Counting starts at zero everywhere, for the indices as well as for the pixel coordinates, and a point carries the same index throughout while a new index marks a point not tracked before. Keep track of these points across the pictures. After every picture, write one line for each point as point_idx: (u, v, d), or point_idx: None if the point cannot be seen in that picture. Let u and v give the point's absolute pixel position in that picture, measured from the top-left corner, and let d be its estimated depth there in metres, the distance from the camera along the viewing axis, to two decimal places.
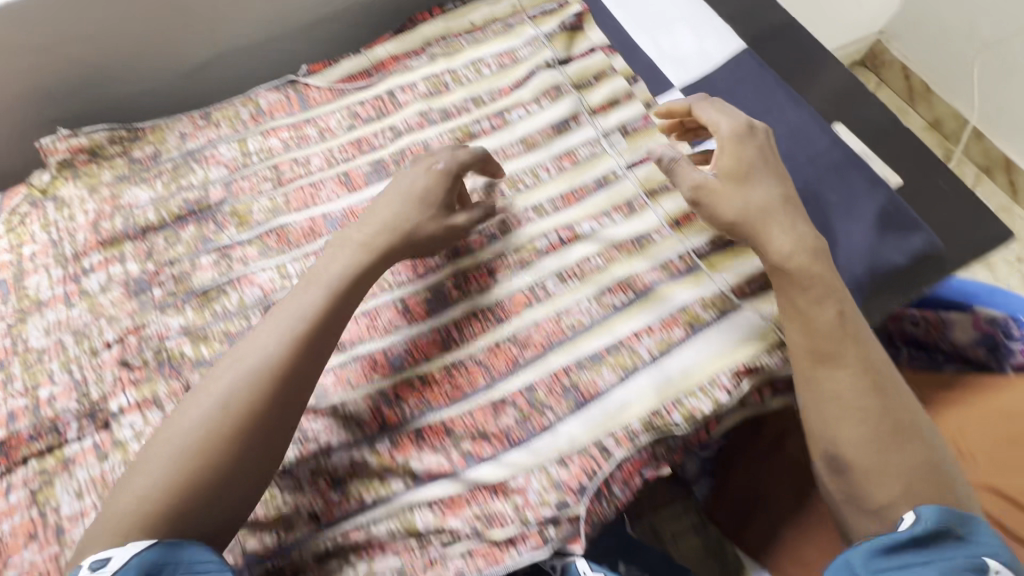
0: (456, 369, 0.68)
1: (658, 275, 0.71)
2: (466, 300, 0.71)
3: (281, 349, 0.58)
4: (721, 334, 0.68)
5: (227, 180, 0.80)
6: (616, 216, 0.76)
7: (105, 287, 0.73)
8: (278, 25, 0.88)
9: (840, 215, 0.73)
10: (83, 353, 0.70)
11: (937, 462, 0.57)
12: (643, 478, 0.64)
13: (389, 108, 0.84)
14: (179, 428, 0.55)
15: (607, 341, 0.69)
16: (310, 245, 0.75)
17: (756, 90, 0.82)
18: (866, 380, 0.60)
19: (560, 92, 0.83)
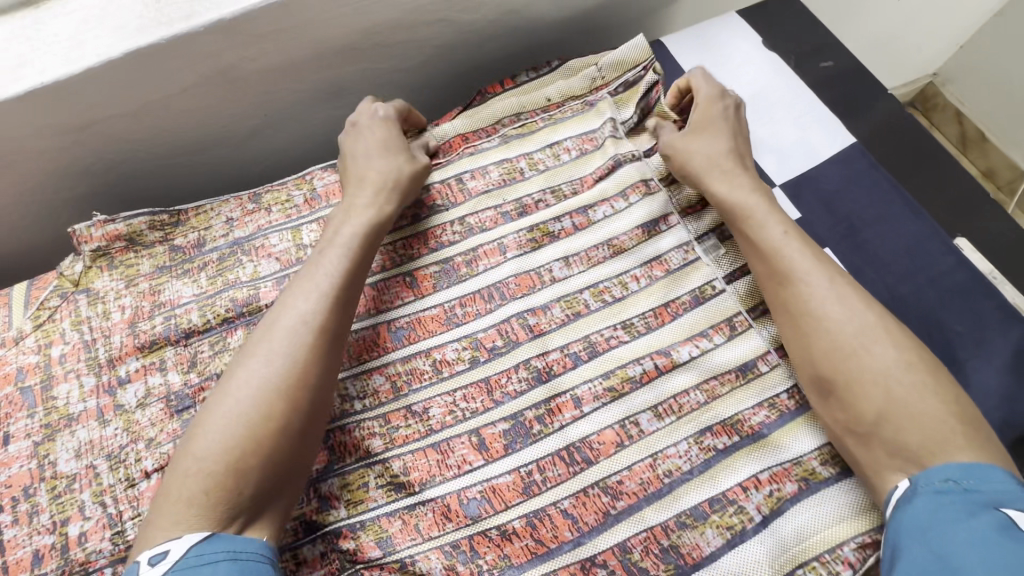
0: (547, 519, 0.60)
1: (766, 416, 0.64)
2: (555, 433, 0.63)
3: (297, 347, 0.58)
4: (848, 496, 0.60)
5: (278, 276, 0.70)
6: (717, 337, 0.67)
7: (142, 402, 0.65)
8: (333, 93, 0.80)
9: (969, 350, 0.69)
10: (118, 482, 0.62)
11: (908, 361, 0.57)
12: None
13: (457, 197, 0.76)
14: (226, 399, 0.55)
15: (710, 493, 0.60)
16: (373, 361, 0.67)
17: (869, 197, 0.79)
18: (859, 331, 0.59)
19: (649, 187, 0.75)
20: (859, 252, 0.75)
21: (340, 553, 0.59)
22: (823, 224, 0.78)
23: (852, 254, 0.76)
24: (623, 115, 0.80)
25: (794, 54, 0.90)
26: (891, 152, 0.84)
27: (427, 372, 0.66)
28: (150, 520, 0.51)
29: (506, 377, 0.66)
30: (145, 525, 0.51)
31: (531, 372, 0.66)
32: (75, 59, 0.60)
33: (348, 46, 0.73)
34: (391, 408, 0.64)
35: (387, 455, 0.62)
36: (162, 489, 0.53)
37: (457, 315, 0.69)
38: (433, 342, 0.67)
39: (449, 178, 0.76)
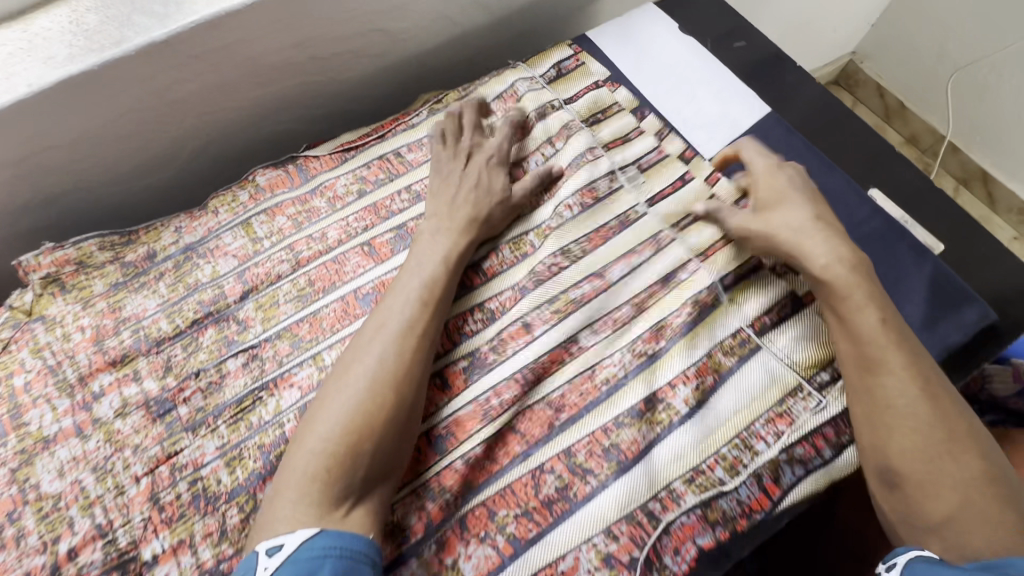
0: (500, 439, 0.65)
1: (688, 316, 0.72)
2: (508, 359, 0.68)
3: (396, 367, 0.61)
4: (746, 382, 0.68)
5: (239, 271, 0.74)
6: (647, 253, 0.76)
7: (121, 412, 0.66)
8: (277, 110, 0.85)
9: (891, 289, 0.71)
10: (107, 492, 0.63)
11: (985, 473, 0.55)
12: (697, 546, 0.60)
13: (398, 168, 0.81)
14: (333, 400, 0.59)
15: (644, 392, 0.67)
16: (345, 328, 0.71)
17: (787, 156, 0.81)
18: (940, 424, 0.57)
19: (570, 132, 0.83)
20: None
21: None
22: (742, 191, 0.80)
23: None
24: (538, 72, 0.90)
25: (710, 37, 0.95)
26: (800, 118, 0.87)
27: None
28: (277, 490, 0.56)
29: (463, 320, 0.72)
30: (264, 516, 0.55)
31: (487, 312, 0.73)
32: (3, 92, 0.62)
33: (285, 61, 0.78)
34: None
35: None
36: (279, 474, 0.57)
37: None
38: None
39: (388, 153, 0.83)
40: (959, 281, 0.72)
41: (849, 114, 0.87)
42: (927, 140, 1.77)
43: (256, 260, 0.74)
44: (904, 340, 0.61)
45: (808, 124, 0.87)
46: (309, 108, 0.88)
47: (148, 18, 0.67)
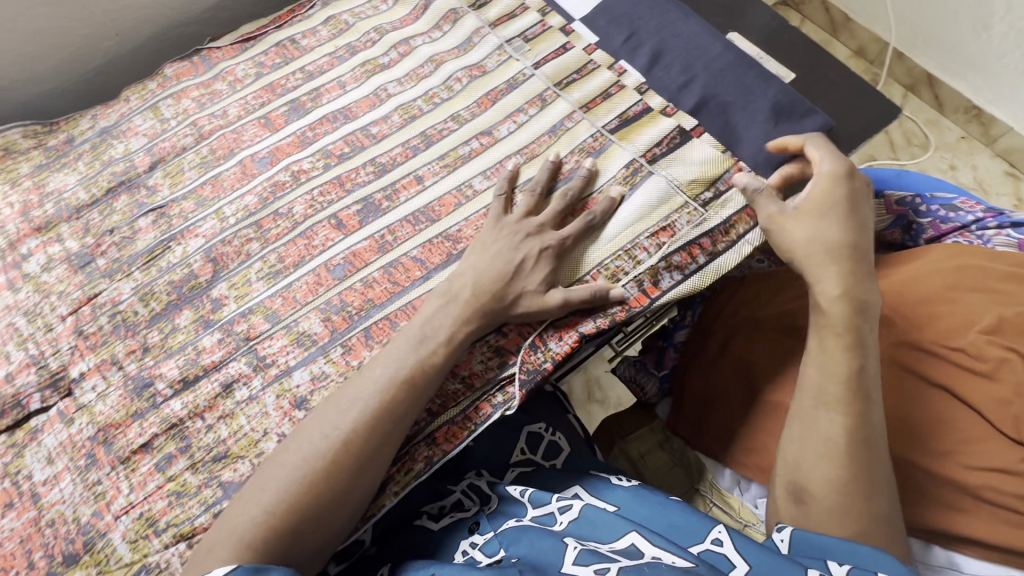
0: (399, 266, 0.73)
1: (575, 162, 0.77)
2: (401, 206, 0.76)
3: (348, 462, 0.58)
4: (625, 214, 0.72)
5: (148, 147, 0.81)
6: (531, 111, 0.81)
7: (46, 267, 0.74)
8: (179, 12, 0.91)
9: (740, 112, 0.79)
10: (37, 330, 0.71)
11: (882, 523, 0.59)
12: (578, 332, 0.67)
13: (293, 53, 0.88)
14: (278, 476, 0.57)
15: None
16: (243, 187, 0.78)
17: (650, 10, 0.88)
18: (864, 471, 0.60)
19: (457, 16, 0.89)
20: (650, 60, 0.85)
21: (236, 336, 0.69)
22: (610, 45, 0.87)
23: (643, 60, 0.85)
24: None
25: None
26: None
27: (288, 182, 0.78)
28: (209, 547, 0.55)
29: (356, 173, 0.78)
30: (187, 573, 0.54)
31: (378, 167, 0.79)
32: None
33: None
34: (261, 215, 0.76)
35: (264, 252, 0.74)
36: (220, 520, 0.57)
37: (309, 136, 0.81)
38: (290, 161, 0.80)
39: (284, 41, 0.89)
40: (803, 100, 0.79)
41: None
42: (874, 50, 1.66)
43: (163, 136, 0.81)
44: (865, 392, 0.62)
45: None
46: (212, 11, 0.94)
47: None
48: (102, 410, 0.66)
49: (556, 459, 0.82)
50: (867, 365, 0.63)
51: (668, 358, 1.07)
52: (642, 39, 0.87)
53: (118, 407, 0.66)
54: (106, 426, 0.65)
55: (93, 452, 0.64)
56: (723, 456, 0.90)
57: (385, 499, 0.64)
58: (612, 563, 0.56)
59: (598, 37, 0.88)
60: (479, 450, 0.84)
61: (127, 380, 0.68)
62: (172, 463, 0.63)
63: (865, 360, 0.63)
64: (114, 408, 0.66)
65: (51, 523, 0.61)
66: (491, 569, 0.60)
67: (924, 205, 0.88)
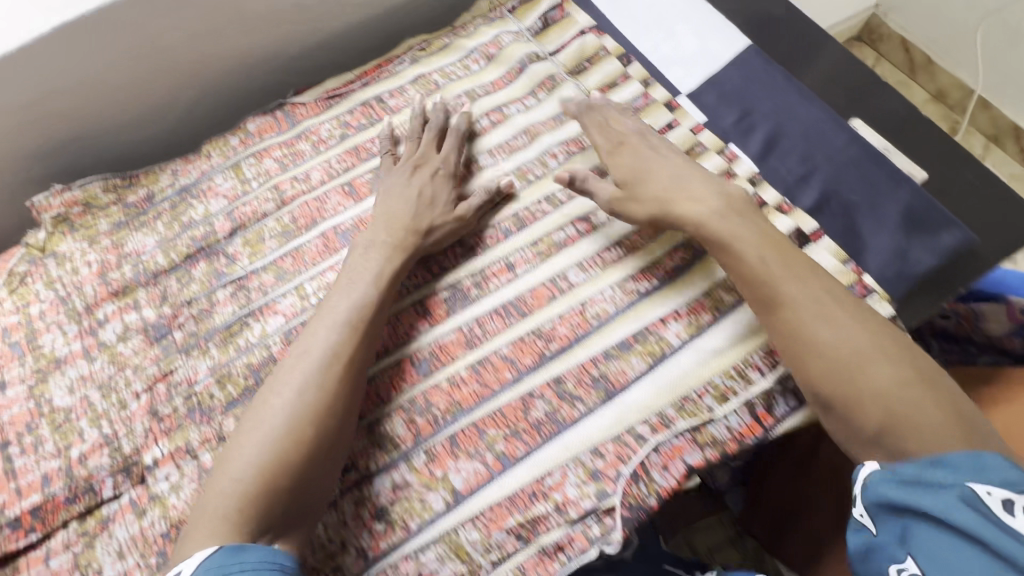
0: (489, 365, 0.68)
1: (679, 259, 0.72)
2: (492, 295, 0.71)
3: (309, 408, 0.60)
4: (738, 327, 0.68)
5: (228, 210, 0.78)
6: None
7: (122, 337, 0.72)
8: (262, 60, 0.87)
9: (866, 216, 0.73)
10: (111, 406, 0.69)
11: (904, 379, 0.55)
12: (686, 464, 0.62)
13: (379, 114, 0.84)
14: (244, 443, 0.59)
15: (635, 327, 0.69)
16: (325, 262, 0.74)
17: (766, 90, 0.81)
18: (893, 401, 0.54)
19: (555, 83, 0.83)
20: (764, 145, 0.78)
21: None
22: (720, 125, 0.81)
23: (756, 145, 0.79)
24: (525, 25, 0.88)
25: None
26: (778, 49, 0.86)
27: None
28: (190, 530, 0.55)
29: (445, 256, 0.75)
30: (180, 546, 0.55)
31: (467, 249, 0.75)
32: (9, 38, 0.68)
33: (272, 10, 0.81)
34: None
35: None
36: (198, 505, 0.57)
37: None
38: None
39: (371, 100, 0.85)
40: (937, 207, 0.72)
41: (830, 41, 0.85)
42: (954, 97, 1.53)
43: (244, 200, 0.78)
44: (850, 351, 0.57)
45: (786, 56, 0.85)
46: (295, 59, 0.90)
47: None
48: (175, 503, 0.63)
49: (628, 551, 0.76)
50: (823, 326, 0.58)
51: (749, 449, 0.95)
52: (755, 121, 0.80)
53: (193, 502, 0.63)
54: (180, 523, 0.62)
55: (165, 550, 0.61)
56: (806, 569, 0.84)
57: None
58: None
59: (706, 115, 0.82)
60: None
61: (201, 472, 0.64)
62: None
63: (823, 296, 0.60)
64: (189, 503, 0.63)
65: None
66: None
67: None
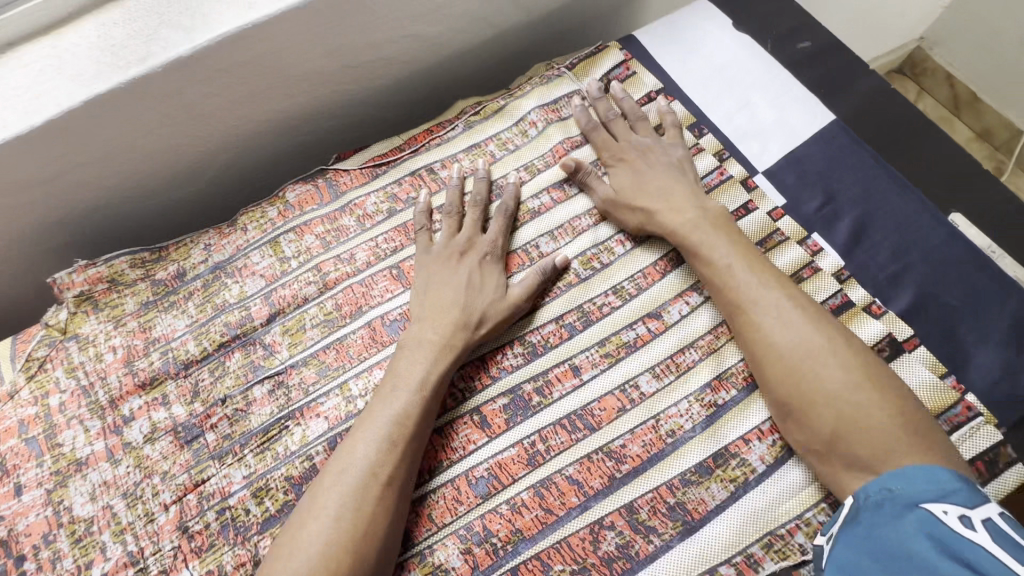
0: (553, 487, 0.61)
1: None
2: (555, 404, 0.65)
3: (356, 521, 0.55)
4: None
5: (265, 292, 0.72)
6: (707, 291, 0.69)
7: (150, 437, 0.66)
8: (302, 120, 0.81)
9: (968, 326, 0.65)
10: (137, 519, 0.62)
11: (891, 412, 0.56)
12: None
13: (430, 186, 0.77)
14: (286, 560, 0.54)
15: (713, 448, 0.62)
16: (372, 357, 0.68)
17: (854, 173, 0.73)
18: (871, 426, 0.56)
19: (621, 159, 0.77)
20: (851, 234, 0.71)
21: None
22: (801, 208, 0.73)
23: (843, 235, 0.71)
24: (586, 84, 0.82)
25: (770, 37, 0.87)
26: (866, 128, 0.79)
27: None
28: None
29: (501, 353, 0.68)
30: None
31: (527, 347, 0.68)
32: (34, 112, 0.62)
33: (315, 71, 0.75)
34: None
35: None
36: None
37: None
38: None
39: (420, 169, 0.78)
40: None
41: (925, 123, 0.79)
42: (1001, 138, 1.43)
43: (284, 282, 0.72)
44: (840, 382, 0.58)
45: (875, 133, 0.79)
46: (336, 119, 0.84)
47: (175, 31, 0.65)
48: None
49: None
50: (822, 355, 0.60)
51: None
52: (841, 207, 0.72)
53: None
54: None
55: None
56: None
57: None
58: None
59: (785, 195, 0.74)
60: None
61: None
62: None
63: (825, 330, 0.61)
64: None
65: None
66: None
67: None
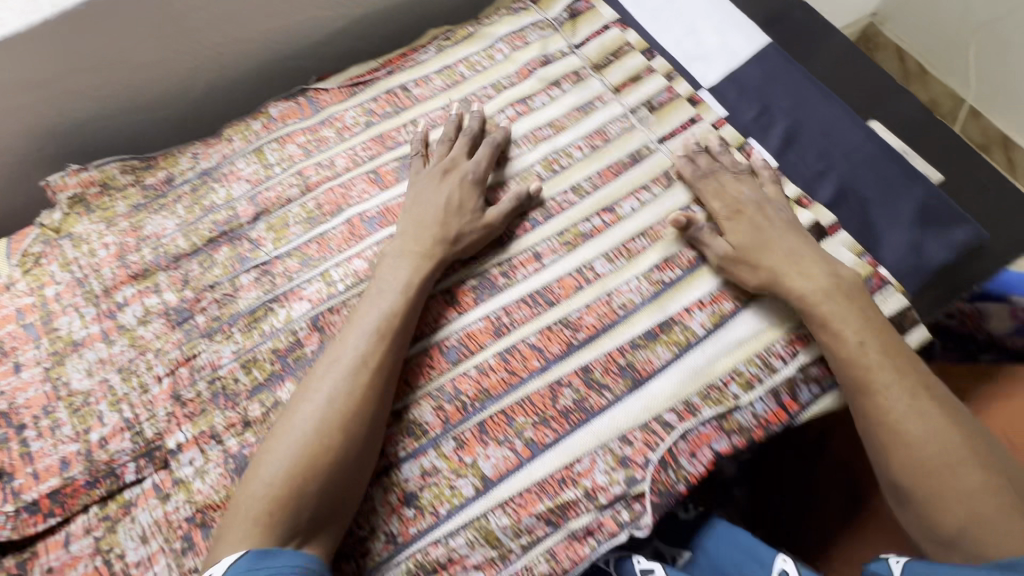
0: (517, 354, 0.68)
1: (702, 249, 0.73)
2: (518, 285, 0.72)
3: (347, 406, 0.59)
4: (762, 313, 0.69)
5: (250, 194, 0.77)
6: (656, 189, 0.77)
7: (143, 320, 0.71)
8: (284, 44, 0.87)
9: (881, 211, 0.74)
10: (132, 390, 0.67)
11: (1000, 487, 0.54)
12: (714, 450, 0.63)
13: (404, 103, 0.84)
14: (278, 439, 0.58)
15: (659, 318, 0.70)
16: (352, 248, 0.74)
17: (786, 86, 0.82)
18: (979, 491, 0.54)
19: (580, 78, 0.84)
20: (781, 138, 0.79)
21: None
22: (739, 119, 0.81)
23: (775, 140, 0.79)
24: (550, 15, 0.89)
25: None
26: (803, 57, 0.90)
27: None
28: (220, 534, 0.55)
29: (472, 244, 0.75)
30: (213, 546, 0.54)
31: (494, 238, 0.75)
32: (31, 12, 0.66)
33: None
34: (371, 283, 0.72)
35: None
36: (231, 507, 0.56)
37: None
38: None
39: (395, 88, 0.85)
40: (952, 205, 0.73)
41: (847, 51, 0.89)
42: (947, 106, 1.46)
43: (268, 185, 0.77)
44: (948, 434, 0.57)
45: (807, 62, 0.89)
46: (317, 45, 0.89)
47: None
48: (200, 488, 0.63)
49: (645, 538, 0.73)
50: (932, 418, 0.58)
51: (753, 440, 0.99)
52: (775, 116, 0.80)
53: (218, 487, 0.63)
54: (204, 507, 0.62)
55: (190, 535, 0.61)
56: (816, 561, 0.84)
57: None
58: None
59: (726, 109, 0.82)
60: None
61: (227, 457, 0.64)
62: None
63: (921, 381, 0.60)
64: (214, 488, 0.63)
65: None
66: None
67: None
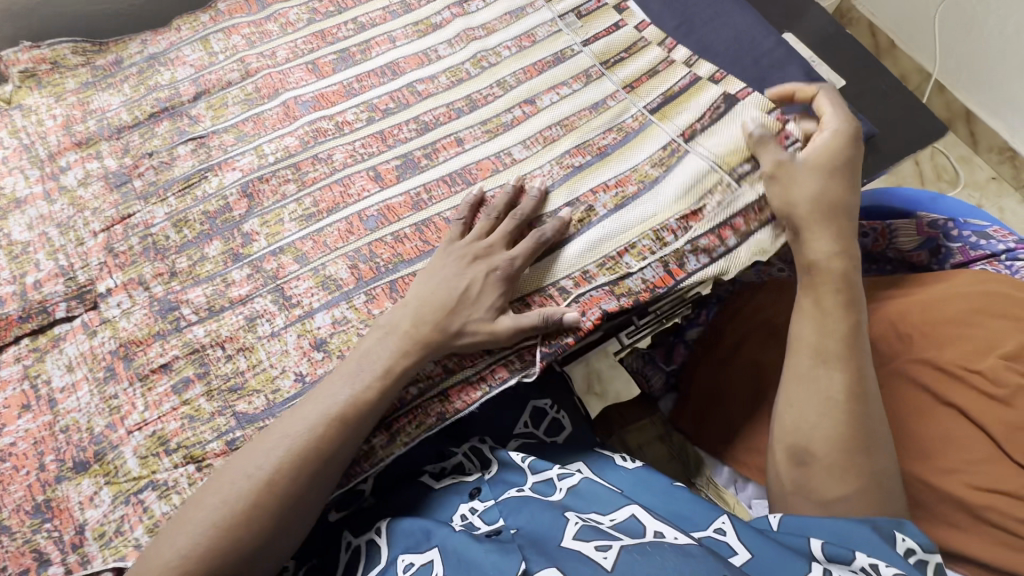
0: (431, 226, 0.72)
1: (612, 139, 0.77)
2: (439, 164, 0.76)
3: (279, 479, 0.56)
4: (665, 191, 0.72)
5: (194, 77, 0.82)
6: (575, 86, 0.80)
7: (83, 182, 0.75)
8: None
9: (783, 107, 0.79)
10: (68, 242, 0.72)
11: (873, 479, 0.62)
12: (602, 309, 0.67)
13: (346, 4, 0.88)
14: (211, 493, 0.56)
15: (567, 198, 0.73)
16: (284, 128, 0.79)
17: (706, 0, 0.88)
18: (852, 437, 0.63)
19: None
20: (698, 43, 0.85)
21: (264, 272, 0.70)
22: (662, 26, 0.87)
23: (692, 45, 0.85)
24: None
25: None
26: None
27: (330, 130, 0.78)
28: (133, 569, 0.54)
29: (398, 129, 0.78)
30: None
31: (420, 124, 0.79)
32: None
33: None
34: (300, 157, 0.76)
35: (300, 195, 0.74)
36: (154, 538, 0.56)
37: (355, 87, 0.81)
38: (333, 111, 0.80)
39: None
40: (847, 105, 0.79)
41: None
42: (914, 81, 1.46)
43: (210, 69, 0.82)
44: (855, 390, 0.64)
45: None
46: None
47: None
48: (125, 326, 0.68)
49: (558, 437, 0.77)
50: (843, 370, 0.65)
51: (678, 353, 1.04)
52: (694, 24, 0.86)
53: (142, 325, 0.68)
54: (128, 342, 0.67)
55: (112, 365, 0.66)
56: (727, 452, 0.89)
57: (396, 449, 0.65)
58: (614, 542, 0.55)
59: (651, 18, 0.88)
60: (482, 417, 0.80)
61: (153, 301, 0.69)
62: (188, 386, 0.65)
63: (849, 336, 0.66)
64: (138, 326, 0.68)
65: (66, 429, 0.63)
66: (489, 541, 0.59)
67: (956, 229, 0.86)
